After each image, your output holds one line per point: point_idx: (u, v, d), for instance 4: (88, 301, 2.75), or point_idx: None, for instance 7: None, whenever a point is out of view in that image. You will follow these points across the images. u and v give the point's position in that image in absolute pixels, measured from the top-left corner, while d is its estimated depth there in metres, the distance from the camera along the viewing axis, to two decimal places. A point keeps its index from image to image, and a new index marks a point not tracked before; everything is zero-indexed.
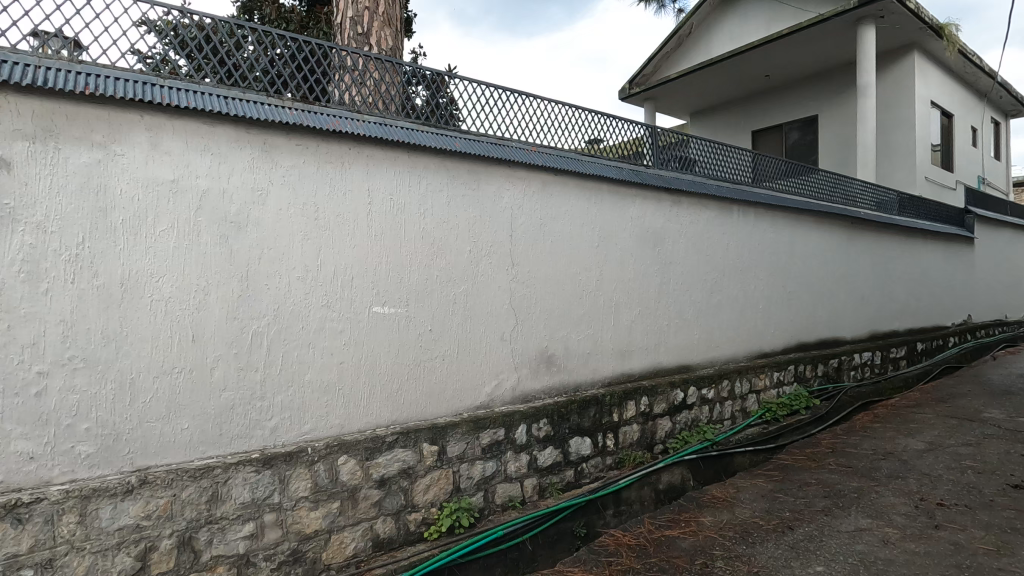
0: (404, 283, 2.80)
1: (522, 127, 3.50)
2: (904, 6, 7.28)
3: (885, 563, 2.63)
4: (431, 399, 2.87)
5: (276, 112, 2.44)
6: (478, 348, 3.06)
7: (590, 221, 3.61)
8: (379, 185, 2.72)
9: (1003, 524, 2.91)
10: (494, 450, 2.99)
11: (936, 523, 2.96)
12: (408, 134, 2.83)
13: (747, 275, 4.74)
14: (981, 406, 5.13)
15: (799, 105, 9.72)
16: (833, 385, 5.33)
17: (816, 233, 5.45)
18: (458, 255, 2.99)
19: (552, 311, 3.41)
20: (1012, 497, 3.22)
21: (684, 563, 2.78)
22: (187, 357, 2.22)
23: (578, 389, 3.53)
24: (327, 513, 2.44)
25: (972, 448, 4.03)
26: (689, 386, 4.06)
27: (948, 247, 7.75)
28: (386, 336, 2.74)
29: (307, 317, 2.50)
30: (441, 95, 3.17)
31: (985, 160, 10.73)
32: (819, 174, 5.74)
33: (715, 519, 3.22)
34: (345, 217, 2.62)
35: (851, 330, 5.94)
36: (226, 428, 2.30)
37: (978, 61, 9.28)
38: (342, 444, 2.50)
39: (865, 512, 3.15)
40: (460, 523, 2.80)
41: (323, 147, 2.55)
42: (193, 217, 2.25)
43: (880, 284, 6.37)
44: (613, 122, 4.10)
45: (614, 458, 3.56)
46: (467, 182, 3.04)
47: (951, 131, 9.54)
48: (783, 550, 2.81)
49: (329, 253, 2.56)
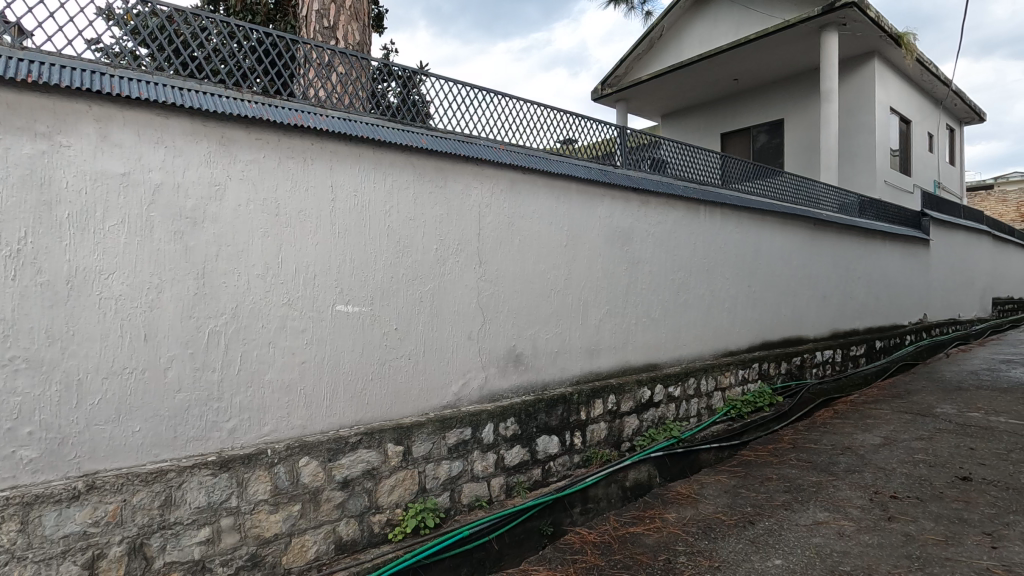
0: (368, 282, 2.76)
1: (492, 126, 3.48)
2: (866, 14, 7.50)
3: (840, 555, 2.69)
4: (396, 399, 2.84)
5: (234, 105, 2.36)
6: (445, 347, 3.04)
7: (559, 219, 3.62)
8: (343, 181, 2.67)
9: (950, 515, 3.02)
10: (460, 449, 2.96)
11: (889, 515, 3.06)
12: (373, 130, 2.78)
13: (713, 275, 4.83)
14: (934, 401, 5.33)
15: (766, 109, 9.95)
16: (795, 383, 5.47)
17: (780, 234, 5.58)
18: (424, 253, 2.96)
19: (520, 311, 3.41)
20: (960, 489, 3.34)
21: (646, 560, 2.80)
22: (139, 357, 2.14)
23: (547, 388, 3.53)
24: (288, 516, 2.39)
25: (925, 442, 4.18)
26: (656, 384, 4.11)
27: (905, 248, 8.03)
28: (351, 336, 2.70)
29: (267, 316, 2.44)
30: (411, 92, 3.13)
31: (941, 165, 11.18)
32: (784, 176, 5.87)
33: (678, 515, 3.27)
34: (308, 213, 2.56)
35: (814, 329, 6.10)
36: (181, 430, 2.22)
37: (935, 69, 9.64)
38: (303, 445, 2.44)
39: (822, 506, 3.23)
40: (425, 524, 2.78)
41: (284, 141, 2.49)
42: (145, 212, 2.17)
43: (842, 285, 6.56)
44: (584, 123, 4.13)
45: (581, 456, 3.57)
46: (434, 179, 3.01)
47: (909, 137, 9.90)
48: (744, 544, 2.86)
49: (290, 251, 2.51)
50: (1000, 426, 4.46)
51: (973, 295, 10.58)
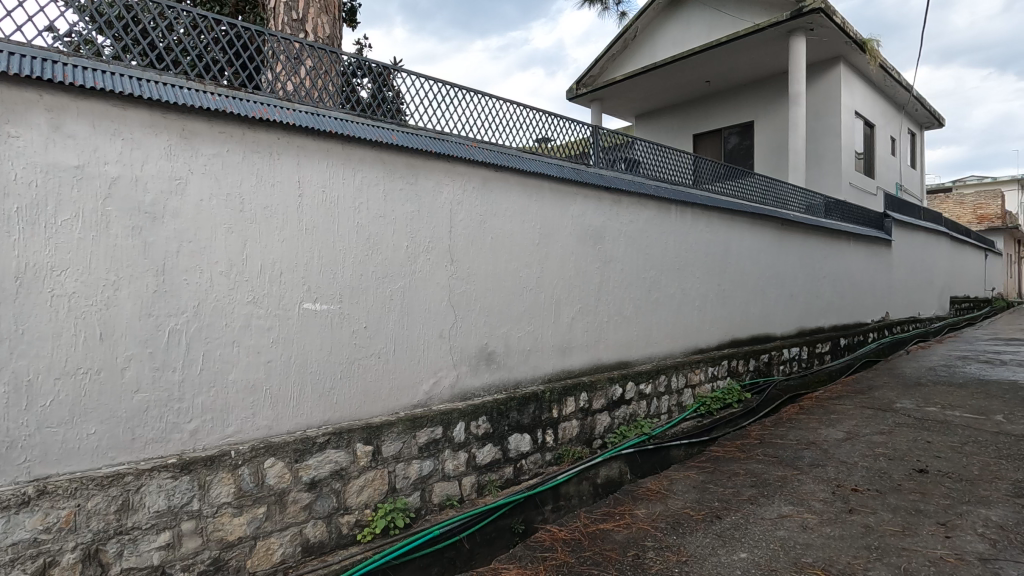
0: (337, 280, 2.71)
1: (466, 123, 3.46)
2: (832, 20, 7.71)
3: (803, 547, 2.76)
4: (366, 399, 2.80)
5: (196, 96, 2.29)
6: (415, 345, 3.01)
7: (531, 218, 3.62)
8: (310, 178, 2.62)
9: (907, 506, 3.12)
10: (431, 448, 2.94)
11: (850, 508, 3.15)
12: (342, 125, 2.73)
13: (684, 274, 4.90)
14: (894, 396, 5.50)
15: (737, 111, 10.13)
16: (763, 380, 5.62)
17: (749, 233, 5.69)
18: (395, 251, 2.93)
19: (493, 309, 3.40)
20: (917, 481, 3.45)
21: (616, 556, 2.79)
22: (94, 357, 2.06)
23: (519, 386, 3.54)
24: (252, 519, 2.34)
25: (885, 436, 4.32)
26: (627, 381, 4.16)
27: (868, 248, 8.27)
28: (319, 334, 2.65)
29: (231, 314, 2.38)
30: (387, 89, 3.11)
31: (903, 169, 11.56)
32: (754, 178, 5.99)
33: (648, 511, 3.28)
34: (274, 210, 2.51)
35: (781, 327, 6.24)
36: (140, 431, 2.15)
37: (898, 75, 9.95)
38: (268, 446, 2.39)
39: (787, 500, 3.30)
40: (395, 524, 2.75)
41: (249, 135, 2.44)
42: (101, 206, 2.09)
43: (809, 284, 6.73)
44: (558, 122, 4.14)
45: (553, 454, 3.59)
46: (405, 176, 2.98)
47: (873, 140, 10.20)
48: (710, 539, 2.90)
49: (255, 247, 2.45)
50: (956, 420, 4.63)
51: (933, 294, 10.95)
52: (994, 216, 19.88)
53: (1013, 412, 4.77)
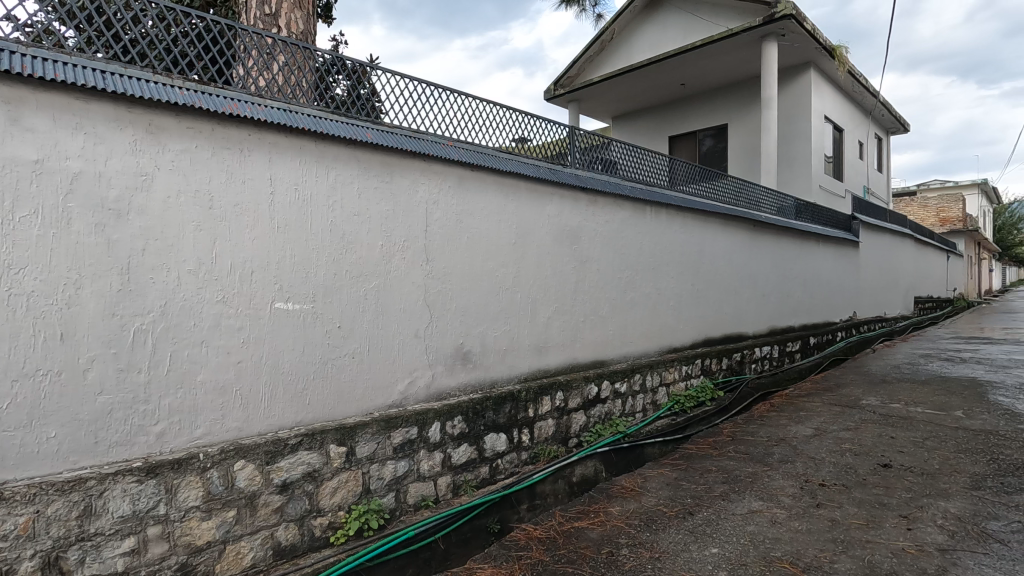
0: (310, 279, 2.68)
1: (442, 121, 3.44)
2: (802, 26, 7.89)
3: (772, 541, 2.81)
4: (340, 399, 2.77)
5: (163, 91, 2.24)
6: (390, 345, 2.99)
7: (507, 218, 3.62)
8: (283, 175, 2.58)
9: (872, 500, 3.21)
10: (406, 449, 2.92)
11: (817, 502, 3.23)
12: (315, 122, 2.69)
13: (659, 274, 4.96)
14: (860, 394, 5.65)
15: (711, 114, 10.30)
16: (735, 378, 5.73)
17: (723, 234, 5.79)
18: (370, 250, 2.90)
19: (469, 308, 3.39)
20: (881, 475, 3.56)
21: (590, 553, 2.81)
22: (55, 358, 1.99)
23: (495, 385, 3.54)
24: (222, 522, 2.29)
25: (851, 432, 4.44)
26: (603, 380, 4.20)
27: (837, 249, 8.49)
28: (291, 334, 2.61)
29: (200, 313, 2.33)
30: (363, 86, 3.08)
31: (870, 172, 11.89)
32: (727, 180, 6.10)
33: (622, 509, 3.31)
34: (244, 208, 2.46)
35: (753, 326, 6.36)
36: (103, 435, 2.08)
37: (866, 81, 10.23)
38: (238, 448, 2.35)
39: (757, 495, 3.37)
40: (369, 526, 2.72)
41: (219, 131, 2.39)
42: (62, 203, 2.02)
43: (780, 284, 6.88)
44: (535, 123, 4.15)
45: (529, 453, 3.60)
46: (380, 174, 2.96)
47: (841, 144, 10.47)
48: (683, 535, 2.94)
49: (225, 246, 2.40)
50: (918, 416, 4.78)
51: (898, 294, 11.30)
52: (955, 219, 20.60)
53: (971, 408, 4.95)
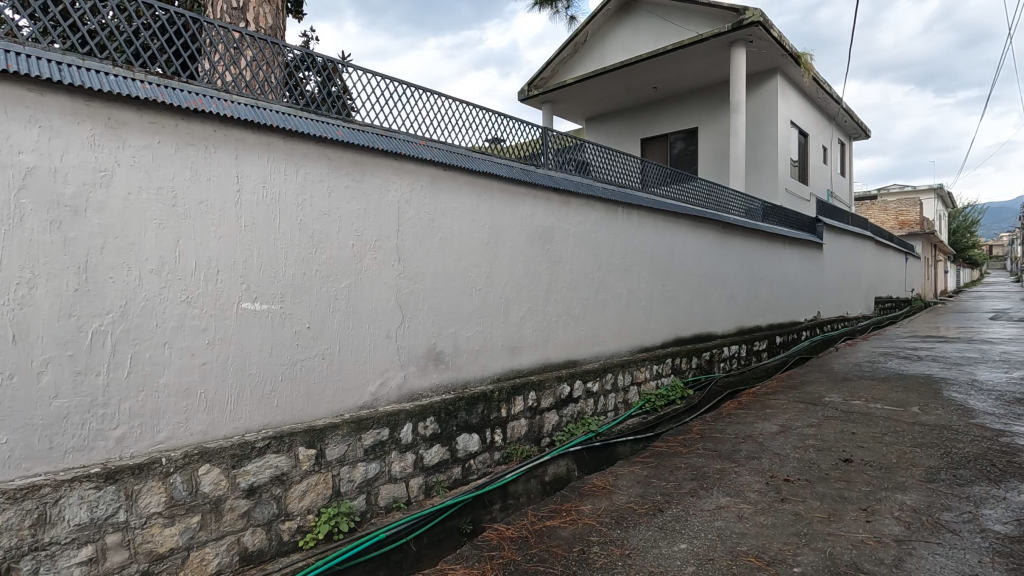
0: (278, 279, 2.63)
1: (415, 120, 3.41)
2: (769, 33, 8.09)
3: (739, 536, 2.88)
4: (309, 401, 2.72)
5: (124, 84, 2.17)
6: (361, 346, 2.95)
7: (480, 218, 3.62)
8: (249, 172, 2.53)
9: (834, 494, 3.31)
10: (377, 450, 2.89)
11: (782, 497, 3.31)
12: (284, 119, 2.64)
13: (631, 275, 5.02)
14: (823, 391, 5.82)
15: (682, 117, 10.48)
16: (704, 377, 5.84)
17: (692, 235, 5.89)
18: (341, 249, 2.86)
19: (441, 308, 3.37)
20: (842, 470, 3.68)
21: (562, 552, 2.82)
22: (6, 360, 1.90)
23: (468, 386, 3.53)
24: (185, 529, 2.23)
25: (814, 428, 4.57)
26: (575, 380, 4.24)
27: (802, 251, 8.73)
28: (258, 335, 2.56)
29: (163, 314, 2.27)
30: (333, 84, 3.04)
31: (833, 176, 12.27)
32: (697, 182, 6.20)
33: (594, 507, 3.34)
34: (209, 206, 2.40)
35: (721, 326, 6.50)
36: (58, 440, 1.99)
37: (829, 88, 10.54)
38: (203, 452, 2.29)
39: (724, 491, 3.44)
40: (339, 529, 2.68)
41: (183, 126, 2.33)
42: (15, 198, 1.94)
43: (747, 285, 7.04)
44: (508, 123, 4.15)
45: (502, 453, 3.61)
46: (351, 173, 2.92)
47: (806, 149, 10.78)
48: (653, 532, 2.99)
49: (189, 245, 2.34)
50: (877, 412, 4.96)
51: (859, 294, 11.68)
52: (913, 222, 21.41)
53: (926, 404, 5.15)
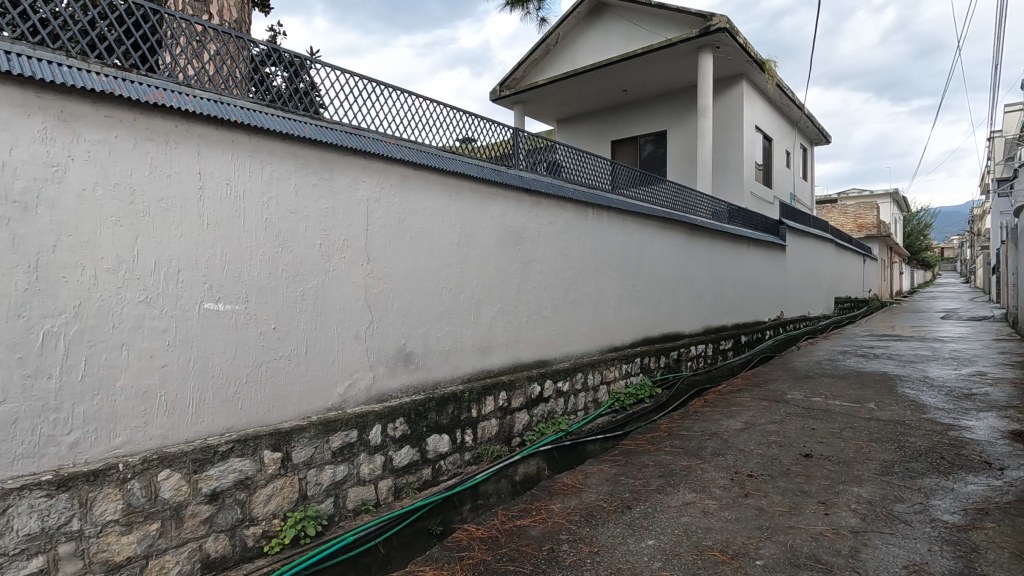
0: (243, 278, 2.57)
1: (385, 119, 3.38)
2: (735, 39, 8.29)
3: (704, 531, 2.94)
4: (275, 403, 2.67)
5: (78, 75, 2.09)
6: (329, 346, 2.91)
7: (450, 218, 3.61)
8: (212, 169, 2.46)
9: (795, 488, 3.42)
10: (346, 452, 2.86)
11: (746, 492, 3.40)
12: (249, 115, 2.59)
13: (600, 275, 5.08)
14: (786, 389, 6.00)
15: (651, 120, 10.64)
16: (672, 375, 5.95)
17: (661, 237, 5.99)
18: (308, 249, 2.82)
19: (411, 309, 3.35)
20: (803, 465, 3.79)
21: (532, 551, 2.84)
22: None
23: (438, 387, 3.51)
24: (144, 536, 2.16)
25: (777, 425, 4.71)
26: (546, 380, 4.27)
27: (766, 252, 8.97)
28: (222, 336, 2.49)
29: (120, 314, 2.19)
30: (301, 80, 2.99)
31: (796, 180, 12.65)
32: (666, 184, 6.31)
33: (564, 506, 3.36)
34: (170, 204, 2.33)
35: (689, 325, 6.62)
36: (6, 448, 1.90)
37: (792, 95, 10.86)
38: (163, 457, 2.22)
39: (691, 488, 3.51)
40: (305, 533, 2.64)
41: (142, 120, 2.25)
42: None
43: (714, 285, 7.19)
44: (480, 123, 4.14)
45: (472, 453, 3.60)
46: (319, 171, 2.87)
47: (770, 153, 11.07)
48: (621, 529, 3.03)
49: (148, 243, 2.27)
50: (836, 409, 5.13)
51: (820, 295, 12.07)
52: (870, 225, 22.22)
53: (882, 400, 5.36)
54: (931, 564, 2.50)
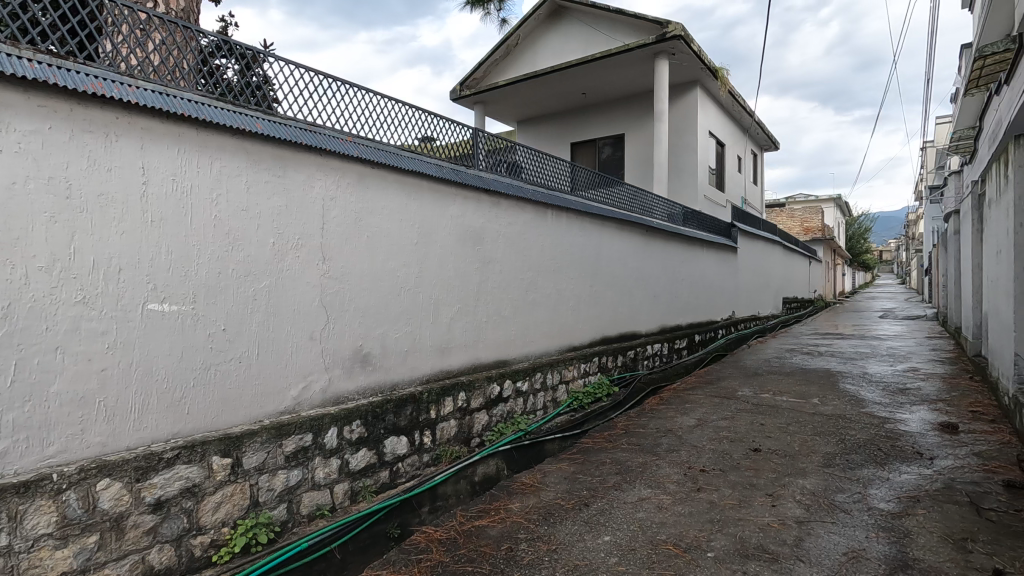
0: (190, 278, 2.47)
1: (342, 116, 3.32)
2: (689, 47, 8.54)
3: (658, 525, 3.02)
4: (224, 407, 2.58)
5: (8, 61, 1.95)
6: (282, 348, 2.83)
7: (409, 218, 3.57)
8: (157, 164, 2.36)
9: (744, 481, 3.54)
10: (299, 457, 2.79)
11: (698, 486, 3.50)
12: (196, 108, 2.49)
13: (559, 276, 5.13)
14: (737, 386, 6.21)
15: (609, 124, 10.82)
16: (629, 374, 6.07)
17: (618, 238, 6.10)
18: (259, 248, 2.73)
19: (368, 309, 3.30)
20: (752, 459, 3.94)
21: (490, 551, 2.84)
22: None
23: (396, 388, 3.47)
24: (81, 549, 2.05)
25: (728, 421, 4.87)
26: (505, 380, 4.28)
27: (719, 254, 9.27)
28: (167, 338, 2.39)
29: (54, 316, 2.06)
30: (253, 73, 2.90)
31: (747, 185, 13.12)
32: (623, 187, 6.43)
33: (522, 505, 3.38)
34: (111, 199, 2.22)
35: (645, 325, 6.77)
36: None
37: (743, 102, 11.26)
38: (102, 466, 2.11)
39: (646, 484, 3.59)
40: (257, 541, 2.56)
41: (80, 111, 2.14)
42: None
43: (669, 286, 7.38)
44: (439, 123, 4.12)
45: (431, 454, 3.57)
46: (272, 168, 2.79)
47: (722, 158, 11.45)
48: (579, 526, 3.07)
49: (87, 241, 2.15)
50: (783, 404, 5.35)
51: (769, 295, 12.56)
52: (816, 228, 23.25)
53: (825, 395, 5.62)
54: (868, 550, 2.64)
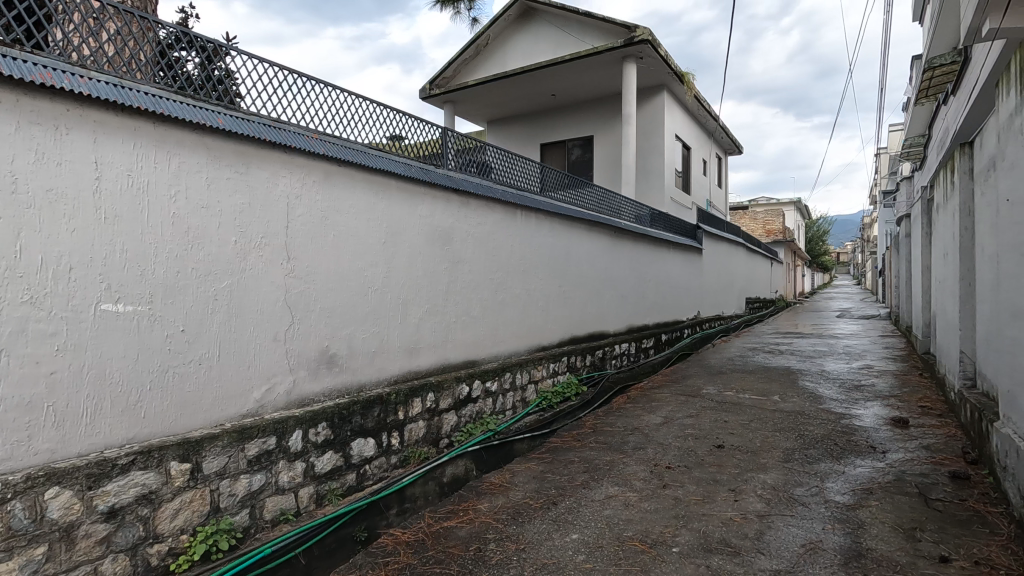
0: (146, 278, 2.38)
1: (308, 112, 3.26)
2: (657, 51, 8.69)
3: (625, 522, 3.06)
4: (183, 410, 2.50)
5: None
6: (244, 350, 2.76)
7: (376, 217, 3.53)
8: (111, 159, 2.27)
9: (708, 477, 3.62)
10: (262, 461, 2.72)
11: (664, 483, 3.57)
12: (154, 101, 2.40)
13: (528, 276, 5.15)
14: (702, 384, 6.35)
15: (579, 125, 10.92)
16: (597, 373, 6.14)
17: (587, 239, 6.16)
18: (220, 247, 2.65)
19: (334, 310, 3.24)
20: (716, 455, 4.03)
21: (458, 552, 2.83)
22: None
23: (363, 389, 3.42)
24: (28, 562, 1.95)
25: (693, 418, 4.97)
26: (474, 380, 4.27)
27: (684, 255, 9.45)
28: (122, 340, 2.30)
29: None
30: (214, 67, 2.82)
31: (712, 187, 13.42)
32: (591, 188, 6.50)
33: (491, 505, 3.38)
34: (61, 195, 2.13)
35: (613, 325, 6.86)
36: None
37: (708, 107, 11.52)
38: (51, 474, 2.01)
39: (613, 482, 3.64)
40: (217, 548, 2.48)
41: (28, 102, 2.04)
42: None
43: (636, 286, 7.49)
44: (408, 121, 4.08)
45: (399, 456, 3.54)
46: (234, 165, 2.72)
47: (688, 161, 11.69)
48: (547, 525, 3.09)
49: (34, 238, 2.05)
50: (745, 402, 5.49)
51: (733, 295, 12.88)
52: (777, 231, 23.96)
53: (786, 393, 5.80)
54: (825, 541, 2.73)
